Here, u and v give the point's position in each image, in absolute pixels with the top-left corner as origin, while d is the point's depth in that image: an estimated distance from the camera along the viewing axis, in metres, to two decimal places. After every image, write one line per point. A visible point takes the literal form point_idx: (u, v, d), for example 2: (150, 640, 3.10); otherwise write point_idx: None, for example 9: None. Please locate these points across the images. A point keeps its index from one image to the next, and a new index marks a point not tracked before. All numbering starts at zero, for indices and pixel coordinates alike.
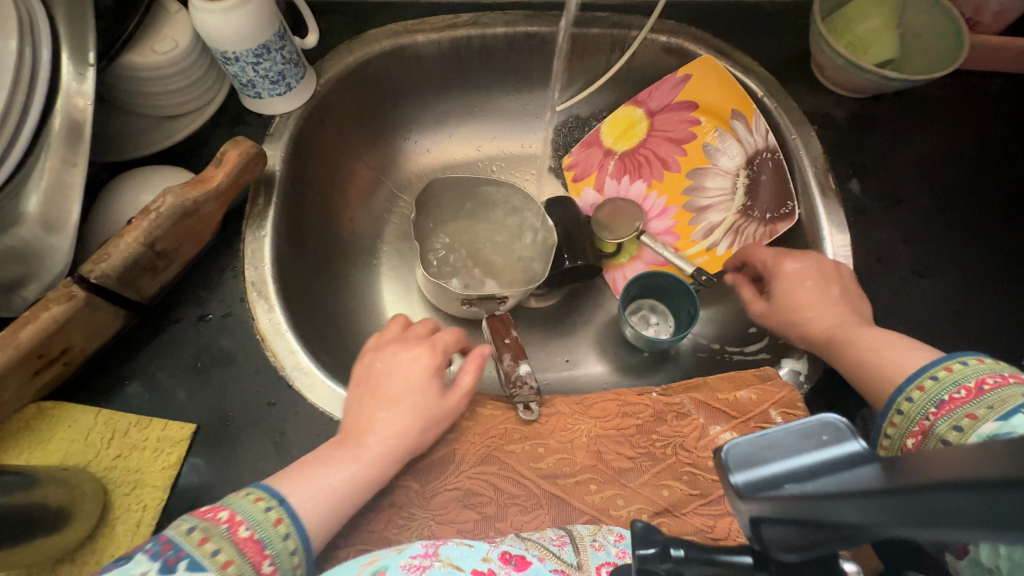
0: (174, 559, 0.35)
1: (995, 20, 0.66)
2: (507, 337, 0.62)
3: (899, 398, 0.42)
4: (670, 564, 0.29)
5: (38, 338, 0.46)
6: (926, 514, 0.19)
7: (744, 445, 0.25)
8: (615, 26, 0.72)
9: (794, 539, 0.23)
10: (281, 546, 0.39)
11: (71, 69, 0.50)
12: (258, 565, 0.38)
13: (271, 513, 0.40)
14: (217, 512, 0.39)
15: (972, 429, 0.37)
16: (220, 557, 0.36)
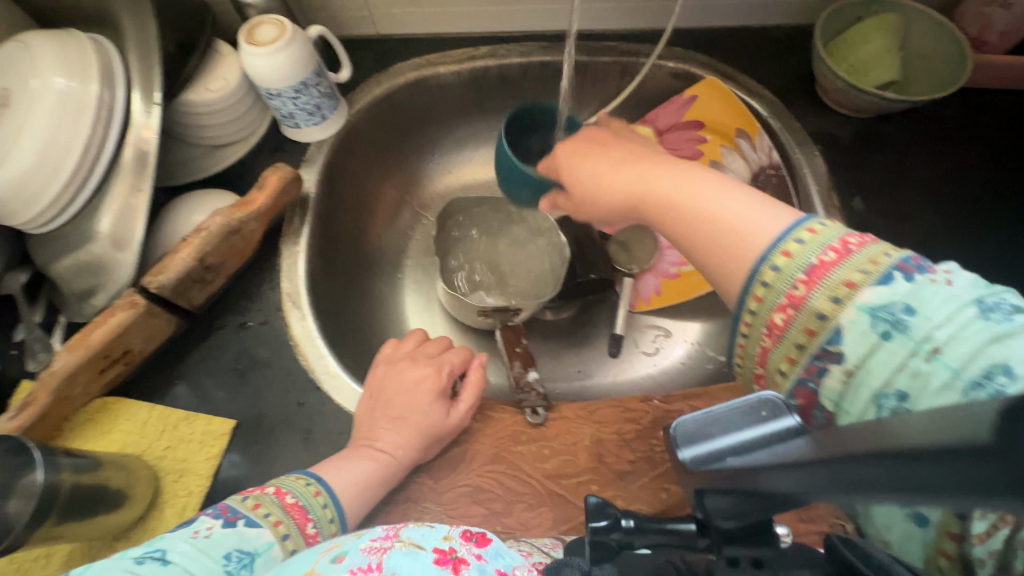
0: (234, 517, 0.42)
1: (1001, 40, 0.68)
2: (519, 346, 0.68)
3: (763, 266, 0.36)
4: (620, 533, 0.39)
5: (105, 340, 0.53)
6: (850, 484, 0.20)
7: (693, 423, 0.31)
8: (624, 54, 0.76)
9: (729, 507, 0.28)
10: (321, 515, 0.45)
11: (140, 107, 0.57)
12: (303, 526, 0.44)
13: (310, 487, 0.46)
14: (264, 487, 0.45)
15: (847, 299, 0.33)
16: (272, 518, 0.42)
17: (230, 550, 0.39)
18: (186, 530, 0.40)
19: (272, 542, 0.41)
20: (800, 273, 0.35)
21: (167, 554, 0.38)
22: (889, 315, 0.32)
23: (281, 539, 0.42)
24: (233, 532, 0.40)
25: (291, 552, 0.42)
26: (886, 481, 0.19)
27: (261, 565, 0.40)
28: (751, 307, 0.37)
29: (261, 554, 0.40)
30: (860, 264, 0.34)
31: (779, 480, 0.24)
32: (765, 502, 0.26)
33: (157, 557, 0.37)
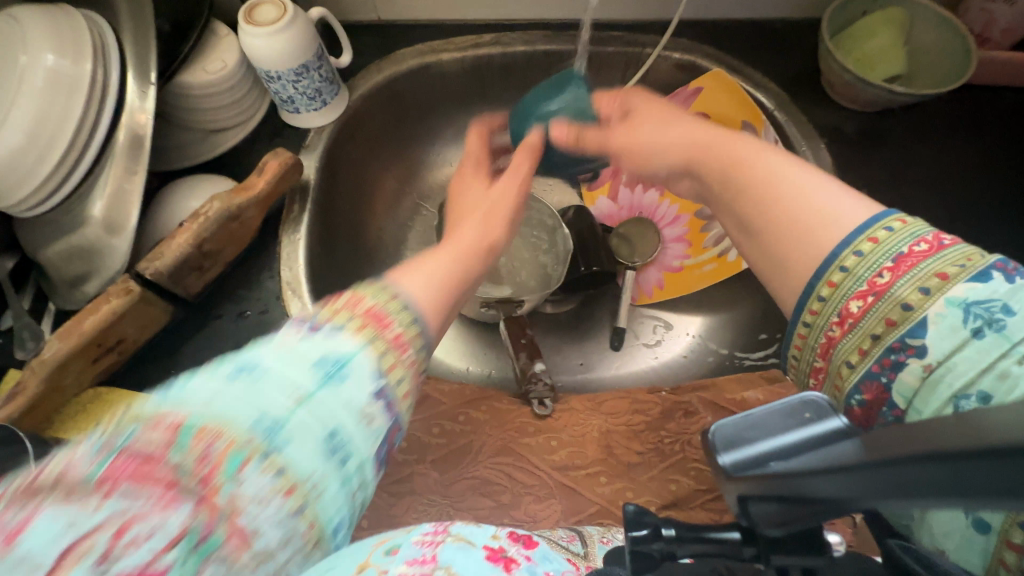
0: (308, 329, 0.32)
1: (1004, 37, 0.68)
2: (523, 337, 0.68)
3: (834, 265, 0.37)
4: (663, 543, 0.35)
5: (98, 328, 0.51)
6: (904, 488, 0.20)
7: (732, 427, 0.33)
8: (630, 44, 0.75)
9: (774, 515, 0.28)
10: (402, 317, 0.35)
11: (135, 89, 0.55)
12: (384, 329, 0.33)
13: (388, 293, 0.36)
14: (343, 295, 0.35)
15: (937, 290, 0.34)
16: (357, 324, 0.33)
17: (318, 357, 0.30)
18: (258, 339, 0.32)
19: (362, 347, 0.31)
20: (885, 263, 0.36)
21: (257, 346, 0.31)
22: (985, 311, 0.32)
23: (370, 344, 0.32)
24: (316, 341, 0.31)
25: (383, 355, 0.32)
26: (941, 483, 0.19)
27: (355, 374, 0.31)
28: (823, 293, 0.38)
29: (355, 361, 0.31)
30: (946, 261, 0.35)
31: (822, 484, 0.24)
32: (809, 508, 0.26)
33: (227, 368, 0.29)
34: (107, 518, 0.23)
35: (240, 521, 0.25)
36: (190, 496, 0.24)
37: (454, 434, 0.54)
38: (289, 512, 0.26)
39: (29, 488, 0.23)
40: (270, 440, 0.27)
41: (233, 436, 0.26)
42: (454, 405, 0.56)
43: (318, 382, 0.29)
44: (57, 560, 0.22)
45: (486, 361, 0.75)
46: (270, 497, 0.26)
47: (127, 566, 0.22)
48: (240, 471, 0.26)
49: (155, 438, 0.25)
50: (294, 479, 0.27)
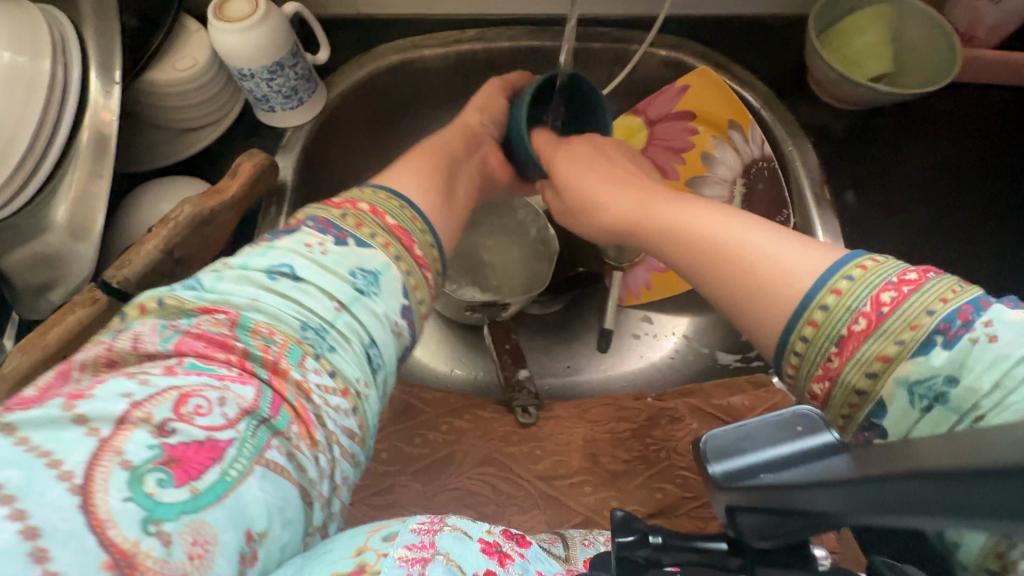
0: (342, 235, 0.43)
1: (989, 35, 0.67)
2: (508, 342, 0.67)
3: (812, 304, 0.35)
4: (649, 550, 0.34)
5: (63, 339, 0.49)
6: (886, 505, 0.20)
7: (724, 437, 0.32)
8: (616, 41, 0.73)
9: (765, 527, 0.28)
10: (420, 238, 0.47)
11: (99, 87, 0.53)
12: (409, 246, 0.46)
13: (405, 212, 0.48)
14: (357, 205, 0.46)
15: (884, 373, 0.32)
16: (379, 239, 0.44)
17: (353, 268, 0.41)
18: (297, 241, 0.42)
19: (389, 262, 0.43)
20: (858, 309, 0.33)
21: (292, 272, 0.40)
22: (928, 390, 0.31)
23: (396, 261, 0.44)
24: (350, 252, 0.42)
25: (407, 271, 0.44)
26: (925, 503, 0.19)
27: (386, 280, 0.42)
28: (805, 333, 0.35)
29: (383, 272, 0.42)
30: (917, 312, 0.32)
31: (815, 499, 0.24)
32: (796, 523, 0.26)
33: (287, 271, 0.40)
34: (159, 392, 0.30)
35: (302, 398, 0.35)
36: (257, 377, 0.34)
37: (437, 444, 0.53)
38: (346, 407, 0.37)
39: (144, 354, 0.33)
40: (324, 336, 0.38)
41: (296, 330, 0.37)
42: (437, 414, 0.56)
43: (353, 289, 0.41)
44: (113, 427, 0.28)
45: (472, 364, 0.74)
46: (326, 388, 0.36)
47: (176, 436, 0.29)
48: (300, 361, 0.36)
49: (250, 324, 0.36)
50: (347, 377, 0.38)
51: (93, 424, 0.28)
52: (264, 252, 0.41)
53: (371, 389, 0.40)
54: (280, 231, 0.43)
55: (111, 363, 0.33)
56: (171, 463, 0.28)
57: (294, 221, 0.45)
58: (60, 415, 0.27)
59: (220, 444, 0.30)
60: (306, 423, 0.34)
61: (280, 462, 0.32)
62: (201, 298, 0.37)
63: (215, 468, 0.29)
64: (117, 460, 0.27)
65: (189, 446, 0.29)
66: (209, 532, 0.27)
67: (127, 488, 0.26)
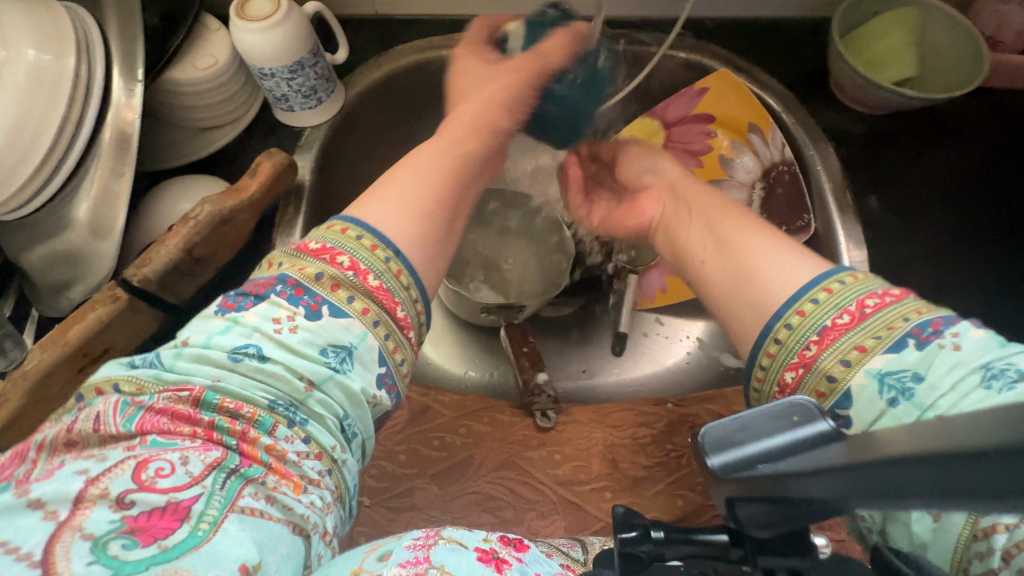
0: (316, 304, 0.40)
1: (1016, 39, 0.66)
2: (525, 346, 0.67)
3: (803, 298, 0.39)
4: (651, 545, 0.34)
5: (83, 338, 0.49)
6: (885, 489, 0.18)
7: (720, 429, 0.28)
8: (636, 42, 0.73)
9: (762, 517, 0.26)
10: (406, 297, 0.43)
11: (121, 85, 0.53)
12: (392, 309, 0.42)
13: (391, 265, 0.43)
14: (337, 259, 0.42)
15: (856, 363, 0.36)
16: (358, 305, 0.41)
17: (325, 345, 0.39)
18: (264, 314, 0.39)
19: (365, 332, 0.41)
20: (843, 307, 0.37)
21: (259, 352, 0.38)
22: (897, 381, 0.34)
23: (373, 329, 0.41)
24: (323, 325, 0.40)
25: (385, 336, 0.42)
26: (926, 487, 0.17)
27: (360, 353, 0.40)
28: (792, 321, 0.39)
29: (358, 344, 0.40)
30: (893, 318, 0.36)
31: (810, 487, 0.22)
32: (796, 510, 0.24)
33: (252, 352, 0.38)
34: (115, 464, 0.30)
35: (276, 459, 0.35)
36: (224, 444, 0.34)
37: (456, 447, 0.53)
38: (321, 470, 0.37)
39: (104, 436, 0.33)
40: (296, 411, 0.37)
41: (266, 405, 0.37)
42: (454, 417, 0.55)
43: (326, 368, 0.39)
44: (71, 508, 0.28)
45: (486, 365, 0.73)
46: (299, 454, 0.36)
47: (135, 506, 0.29)
48: (270, 432, 0.36)
49: (215, 401, 0.35)
50: (323, 443, 0.38)
51: (50, 506, 0.28)
52: (227, 327, 0.39)
53: (350, 448, 0.40)
54: (249, 295, 0.41)
55: (71, 442, 0.33)
56: (136, 531, 0.28)
57: (265, 278, 0.42)
58: (16, 503, 0.28)
59: (183, 504, 0.30)
60: (285, 475, 0.35)
61: (257, 506, 0.32)
62: (160, 378, 0.36)
63: (184, 526, 0.29)
64: (78, 533, 0.27)
65: (151, 514, 0.29)
66: None
67: (90, 553, 0.26)
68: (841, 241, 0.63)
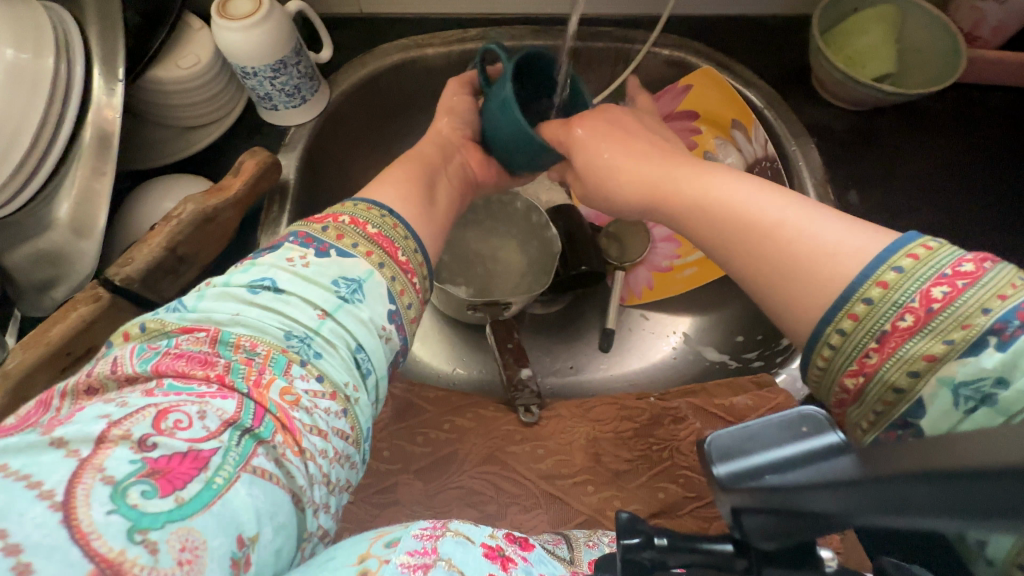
0: (323, 247, 0.42)
1: (993, 35, 0.67)
2: (510, 342, 0.67)
3: (854, 297, 0.33)
4: (654, 552, 0.33)
5: (65, 337, 0.49)
6: (895, 505, 0.19)
7: (727, 438, 0.28)
8: (619, 40, 0.73)
9: (770, 526, 0.25)
10: (405, 245, 0.46)
11: (102, 85, 0.53)
12: (392, 253, 0.45)
13: (387, 219, 0.46)
14: (339, 217, 0.45)
15: (927, 373, 0.31)
16: (361, 248, 0.43)
17: (335, 277, 0.41)
18: (278, 256, 0.42)
19: (371, 270, 0.43)
20: (903, 304, 0.32)
21: (274, 286, 0.40)
22: (976, 391, 0.30)
23: (378, 268, 0.43)
24: (330, 262, 0.42)
25: (391, 277, 0.44)
26: (945, 504, 0.18)
27: (369, 287, 0.42)
28: (843, 326, 0.34)
29: (367, 279, 0.42)
30: (970, 311, 0.30)
31: (820, 499, 0.22)
32: (799, 523, 0.24)
33: (268, 285, 0.39)
34: (137, 410, 0.30)
35: (286, 408, 0.34)
36: (238, 391, 0.33)
37: (440, 443, 0.53)
38: (337, 411, 0.37)
39: (122, 378, 0.33)
40: (309, 343, 0.38)
41: (280, 340, 0.37)
42: (439, 413, 0.56)
43: (337, 298, 0.40)
44: (94, 446, 0.27)
45: (473, 362, 0.74)
46: (314, 393, 0.36)
47: (156, 449, 0.29)
48: (286, 369, 0.36)
49: (232, 339, 0.36)
50: (336, 381, 0.38)
51: (72, 446, 0.27)
52: (246, 269, 0.41)
53: (363, 393, 0.40)
54: (262, 248, 0.43)
55: (91, 389, 0.33)
56: (154, 475, 0.28)
57: (277, 238, 0.45)
58: (37, 441, 0.27)
59: (203, 453, 0.30)
60: (291, 432, 0.34)
61: (268, 469, 0.32)
62: (183, 318, 0.37)
63: (201, 476, 0.29)
64: (98, 476, 0.26)
65: (172, 459, 0.29)
66: (197, 538, 0.27)
67: (110, 502, 0.26)
68: None
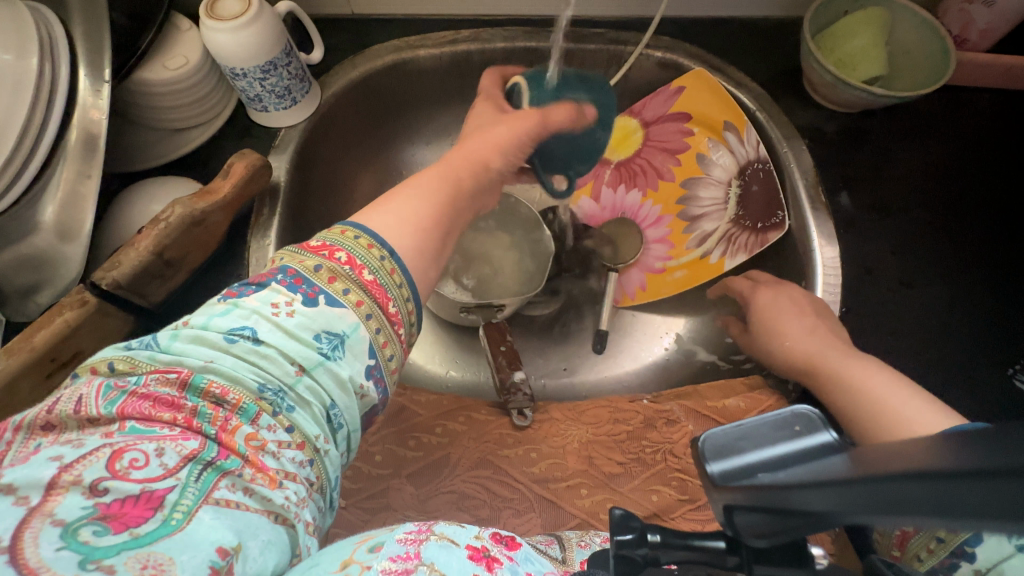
0: (312, 293, 0.39)
1: (981, 37, 0.68)
2: (503, 345, 0.66)
3: (936, 432, 0.38)
4: (647, 549, 0.30)
5: (50, 342, 0.48)
6: (885, 504, 0.18)
7: (722, 436, 0.28)
8: (611, 41, 0.73)
9: (761, 527, 0.25)
10: (398, 294, 0.42)
11: (88, 86, 0.52)
12: (384, 305, 0.41)
13: (385, 263, 0.42)
14: (335, 254, 0.41)
15: None
16: (351, 296, 0.40)
17: (319, 330, 0.38)
18: (263, 299, 0.38)
19: (358, 323, 0.39)
20: None
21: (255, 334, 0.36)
22: None
23: (365, 321, 0.40)
24: (319, 312, 0.38)
25: (376, 331, 0.40)
26: (925, 504, 0.17)
27: (353, 343, 0.39)
28: None
29: (351, 334, 0.39)
30: None
31: (810, 498, 0.22)
32: (792, 523, 0.23)
33: (248, 334, 0.36)
34: (91, 451, 0.29)
35: (254, 451, 0.33)
36: (203, 434, 0.32)
37: (431, 447, 0.53)
38: (303, 460, 0.36)
39: (85, 419, 0.31)
40: (283, 397, 0.36)
41: (253, 390, 0.35)
42: (431, 417, 0.56)
43: (317, 355, 0.37)
44: (43, 494, 0.27)
45: (465, 364, 0.73)
46: (280, 443, 0.34)
47: (109, 493, 0.28)
48: (253, 420, 0.34)
49: (203, 384, 0.33)
50: (307, 433, 0.36)
51: (23, 492, 0.27)
52: (227, 309, 0.37)
53: (333, 443, 0.38)
54: (250, 283, 0.40)
55: (49, 426, 0.31)
56: (108, 517, 0.27)
57: (266, 270, 0.41)
58: None
59: (157, 493, 0.28)
60: (263, 470, 0.33)
61: (234, 498, 0.31)
62: (155, 359, 0.35)
63: (157, 516, 0.28)
64: (48, 519, 0.26)
65: (125, 501, 0.28)
66: (161, 557, 0.26)
67: (60, 539, 0.25)
68: (815, 236, 0.64)
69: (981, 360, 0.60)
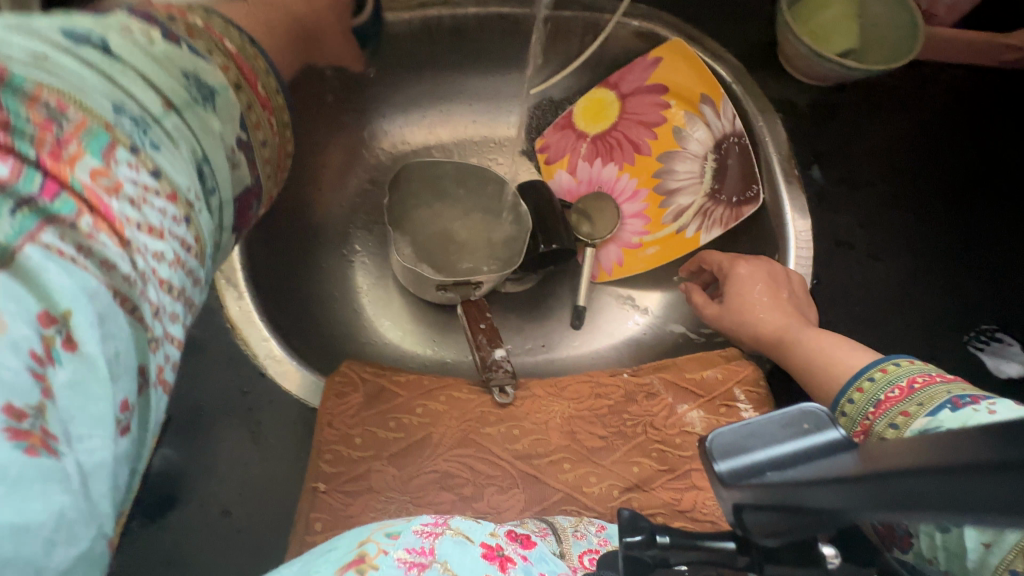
0: (171, 37, 0.38)
1: (948, 12, 0.69)
2: (483, 322, 0.65)
3: (862, 375, 0.44)
4: (656, 550, 0.32)
5: None
6: (896, 500, 0.20)
7: (729, 434, 0.28)
8: (588, 9, 0.71)
9: (772, 524, 0.26)
10: (260, 72, 0.46)
11: None
12: (253, 83, 0.44)
13: (236, 36, 0.45)
14: (188, 17, 0.42)
15: (904, 426, 0.39)
16: (218, 58, 0.41)
17: (187, 73, 0.38)
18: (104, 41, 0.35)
19: (227, 87, 0.41)
20: (895, 382, 0.42)
21: (102, 43, 0.34)
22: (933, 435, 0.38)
23: (236, 89, 0.42)
24: (180, 52, 0.38)
25: (247, 105, 0.43)
26: (936, 498, 0.18)
27: (224, 100, 0.40)
28: (852, 396, 0.44)
29: (222, 92, 0.40)
30: (937, 390, 0.39)
31: (822, 495, 0.23)
32: (804, 520, 0.25)
33: (96, 45, 0.34)
34: None
35: (98, 188, 0.30)
36: (21, 156, 0.28)
37: (413, 427, 0.52)
38: (177, 216, 0.34)
39: None
40: (144, 132, 0.33)
41: (104, 111, 0.32)
42: (411, 398, 0.54)
43: (187, 95, 0.37)
44: None
45: (443, 343, 0.72)
46: (145, 188, 0.32)
47: None
48: (106, 150, 0.31)
49: (25, 87, 0.29)
50: (174, 184, 0.34)
51: None
52: (49, 26, 0.33)
53: (202, 206, 0.37)
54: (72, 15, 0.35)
55: None
56: None
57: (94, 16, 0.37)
58: None
59: None
60: (110, 221, 0.30)
61: (68, 252, 0.28)
62: None
63: None
64: None
65: None
66: None
67: None
68: (788, 211, 0.65)
69: (942, 329, 0.62)
